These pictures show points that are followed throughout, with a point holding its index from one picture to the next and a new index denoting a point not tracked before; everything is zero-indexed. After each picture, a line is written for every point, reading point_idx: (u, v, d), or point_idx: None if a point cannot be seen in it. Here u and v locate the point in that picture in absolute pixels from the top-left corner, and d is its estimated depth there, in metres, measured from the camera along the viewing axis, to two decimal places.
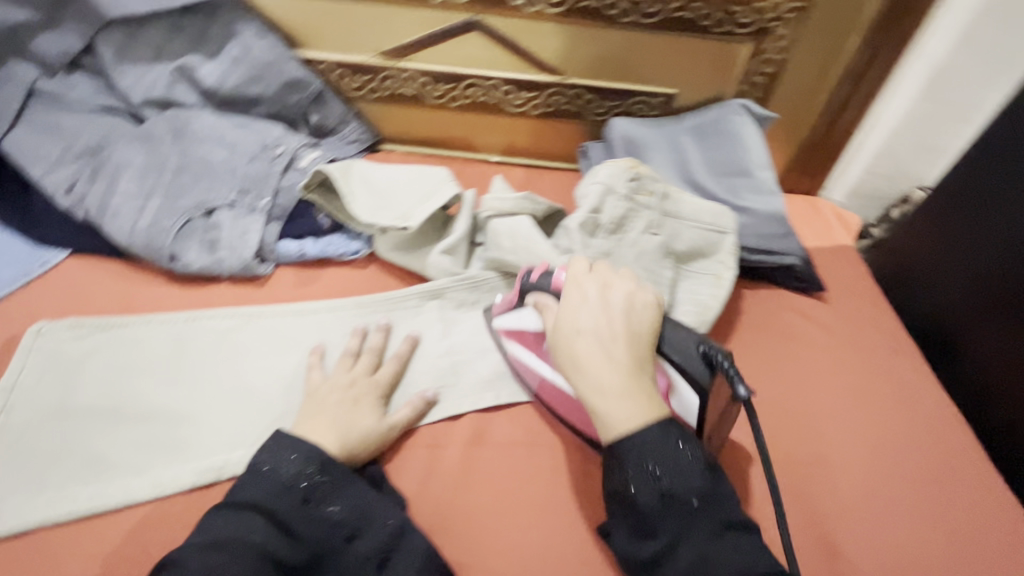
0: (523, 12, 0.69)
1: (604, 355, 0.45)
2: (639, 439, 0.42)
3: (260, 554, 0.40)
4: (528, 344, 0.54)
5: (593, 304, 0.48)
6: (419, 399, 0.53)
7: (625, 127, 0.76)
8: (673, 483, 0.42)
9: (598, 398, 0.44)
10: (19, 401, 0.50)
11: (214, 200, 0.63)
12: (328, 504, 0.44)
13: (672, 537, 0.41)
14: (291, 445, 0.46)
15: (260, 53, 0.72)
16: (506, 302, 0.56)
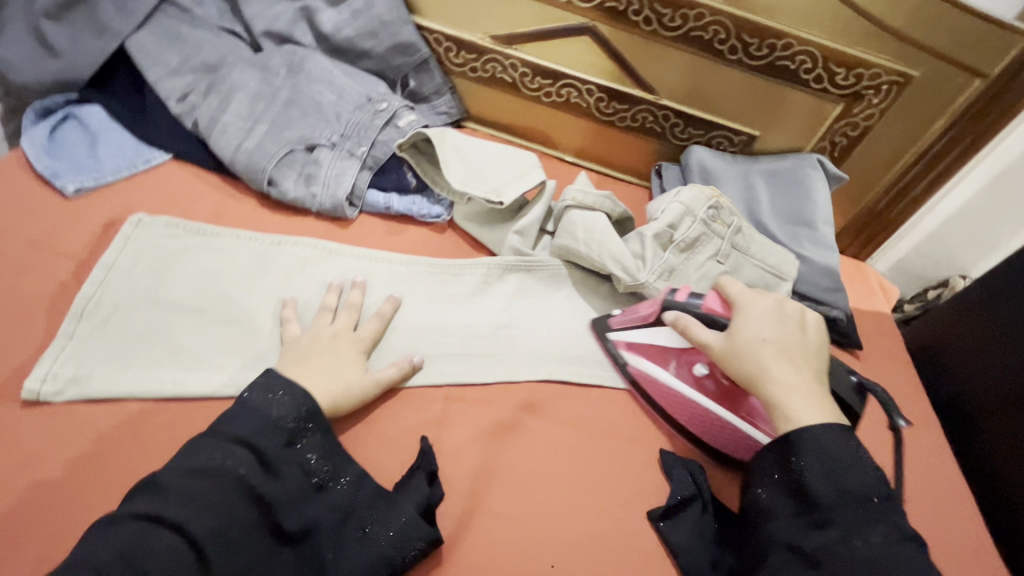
0: (637, 30, 0.73)
1: (791, 362, 0.48)
2: (817, 432, 0.45)
3: (239, 484, 0.40)
4: (657, 360, 0.58)
5: (770, 314, 0.51)
6: (404, 361, 0.53)
7: (703, 157, 0.79)
8: (863, 483, 0.43)
9: (787, 396, 0.47)
10: (114, 280, 0.52)
11: (317, 137, 0.66)
12: (306, 449, 0.45)
13: (840, 533, 0.41)
14: (282, 384, 0.46)
15: (381, 11, 0.76)
16: (628, 316, 0.60)
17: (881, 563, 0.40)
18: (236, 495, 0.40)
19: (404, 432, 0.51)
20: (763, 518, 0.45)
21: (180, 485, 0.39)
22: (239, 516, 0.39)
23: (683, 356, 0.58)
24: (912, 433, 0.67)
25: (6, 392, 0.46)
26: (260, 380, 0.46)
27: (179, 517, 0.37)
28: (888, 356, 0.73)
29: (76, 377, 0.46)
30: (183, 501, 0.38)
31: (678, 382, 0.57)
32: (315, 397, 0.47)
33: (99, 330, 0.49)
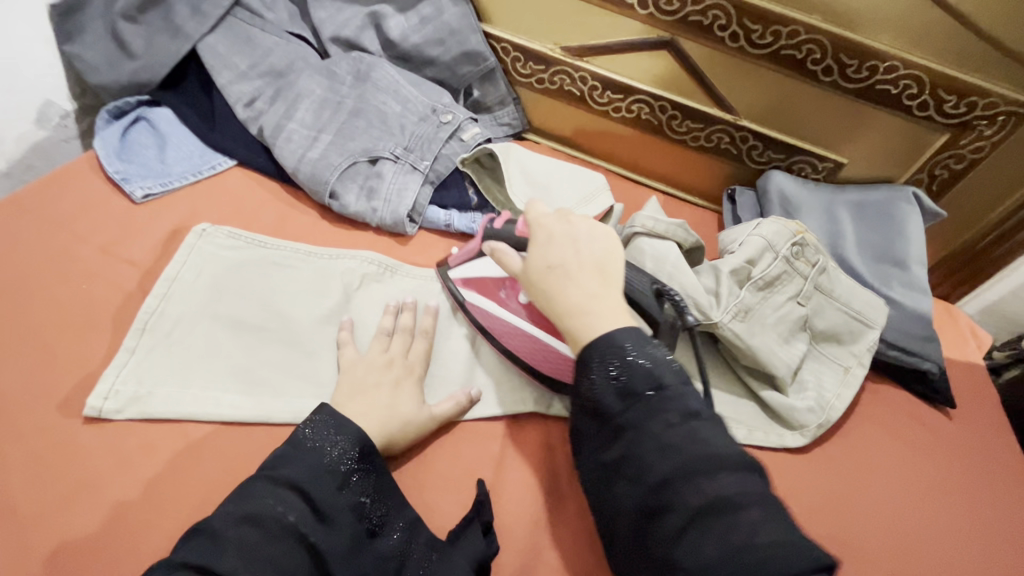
0: (721, 45, 0.68)
1: (572, 283, 0.45)
2: (598, 339, 0.43)
3: (290, 533, 0.38)
4: (487, 293, 0.55)
5: (566, 237, 0.48)
6: (463, 395, 0.51)
7: (783, 184, 0.73)
8: (631, 376, 0.42)
9: (574, 320, 0.44)
10: (176, 292, 0.52)
11: (380, 150, 0.64)
12: (361, 493, 0.42)
13: (635, 435, 0.41)
14: (338, 426, 0.43)
15: (450, 18, 0.74)
16: (464, 253, 0.58)
17: (665, 450, 0.40)
18: (289, 548, 0.38)
19: (460, 470, 0.49)
20: (586, 437, 0.45)
21: (234, 536, 0.37)
22: (291, 572, 0.37)
23: (510, 287, 0.55)
24: (1011, 506, 0.59)
25: (72, 404, 0.46)
26: (315, 417, 0.44)
27: (230, 572, 0.36)
28: (984, 415, 0.66)
29: (138, 394, 0.46)
30: (236, 556, 0.36)
31: (506, 313, 0.53)
32: (369, 431, 0.45)
33: (160, 346, 0.49)
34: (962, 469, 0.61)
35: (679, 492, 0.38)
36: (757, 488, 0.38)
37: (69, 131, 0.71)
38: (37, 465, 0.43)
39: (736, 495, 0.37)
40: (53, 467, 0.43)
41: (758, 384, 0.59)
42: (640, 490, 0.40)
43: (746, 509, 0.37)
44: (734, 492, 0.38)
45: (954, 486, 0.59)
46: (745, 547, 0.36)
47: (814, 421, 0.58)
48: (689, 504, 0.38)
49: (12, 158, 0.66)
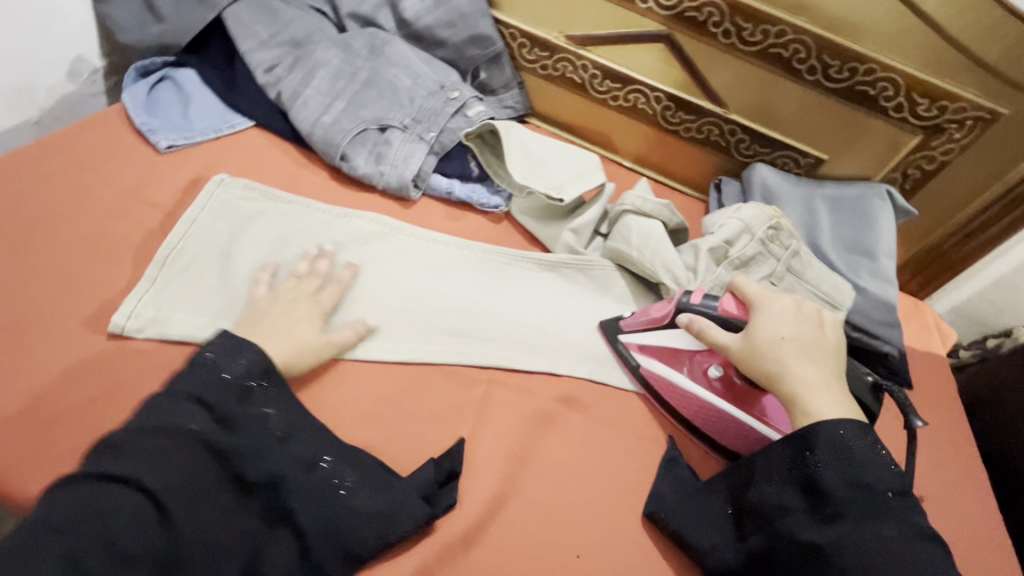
0: (715, 41, 0.72)
1: (810, 363, 0.49)
2: (840, 429, 0.45)
3: (195, 441, 0.42)
4: (673, 363, 0.58)
5: (789, 313, 0.52)
6: (359, 323, 0.55)
7: (766, 175, 0.77)
8: (877, 479, 0.44)
9: (808, 392, 0.48)
10: (194, 233, 0.56)
11: (390, 119, 0.68)
12: (264, 405, 0.46)
13: (849, 526, 0.43)
14: (239, 347, 0.47)
15: (462, 2, 0.78)
16: (638, 318, 0.59)
17: (888, 554, 0.41)
18: (196, 453, 0.42)
19: (447, 408, 0.53)
20: (779, 513, 0.46)
21: (136, 444, 0.40)
22: (197, 472, 0.41)
23: (698, 358, 0.58)
24: (956, 484, 0.64)
25: (96, 323, 0.50)
26: (218, 344, 0.47)
27: (136, 475, 0.39)
28: (937, 399, 0.71)
29: (156, 318, 0.50)
30: (140, 461, 0.40)
31: (684, 381, 0.56)
32: (270, 355, 0.48)
33: (178, 278, 0.53)
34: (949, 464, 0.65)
35: None
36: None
37: (97, 86, 0.75)
38: (61, 374, 0.47)
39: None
40: (74, 377, 0.47)
41: None
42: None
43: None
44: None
45: (902, 456, 0.64)
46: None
47: None
48: None
49: (42, 107, 0.70)
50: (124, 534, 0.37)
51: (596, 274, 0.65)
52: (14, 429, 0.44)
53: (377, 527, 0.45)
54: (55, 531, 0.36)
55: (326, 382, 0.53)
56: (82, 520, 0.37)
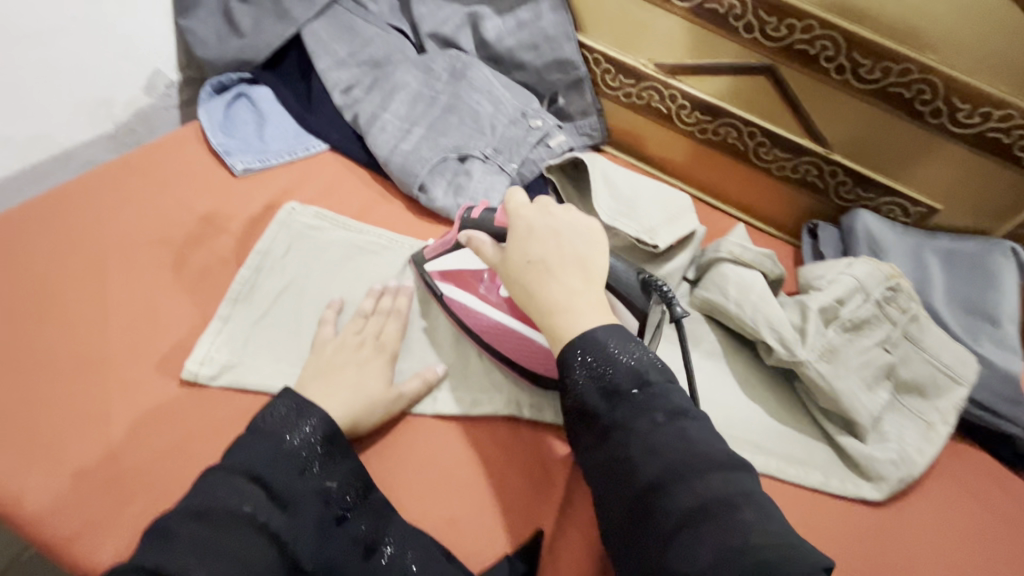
0: (825, 77, 0.66)
1: (562, 282, 0.44)
2: (583, 337, 0.42)
3: (249, 526, 0.37)
4: (466, 285, 0.54)
5: (542, 231, 0.47)
6: (429, 372, 0.50)
7: (871, 224, 0.70)
8: (614, 372, 0.41)
9: (556, 316, 0.44)
10: (271, 266, 0.53)
11: (470, 148, 0.64)
12: (328, 478, 0.42)
13: (619, 434, 0.40)
14: (304, 412, 0.43)
15: (547, 25, 0.74)
16: (438, 244, 0.54)
17: (655, 449, 0.39)
18: (251, 539, 0.36)
19: (529, 478, 0.48)
20: (580, 441, 0.43)
21: (187, 533, 0.35)
22: (255, 563, 0.36)
23: (489, 278, 0.54)
24: None
25: (169, 365, 0.47)
26: (270, 412, 0.42)
27: (181, 573, 0.34)
28: None
29: (230, 362, 0.47)
30: (186, 554, 0.34)
31: (488, 308, 0.52)
32: (335, 416, 0.44)
33: (255, 318, 0.50)
34: None
35: (668, 496, 0.37)
36: (748, 491, 0.37)
37: (173, 100, 0.73)
38: (132, 422, 0.44)
39: (731, 495, 0.36)
40: (146, 425, 0.44)
41: (836, 429, 0.56)
42: (648, 504, 0.38)
43: (740, 509, 0.35)
44: (727, 492, 0.36)
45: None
46: (728, 541, 0.34)
47: (896, 474, 0.54)
48: (679, 508, 0.36)
49: (117, 121, 0.68)
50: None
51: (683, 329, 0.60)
52: (83, 483, 0.41)
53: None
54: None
55: (397, 440, 0.48)
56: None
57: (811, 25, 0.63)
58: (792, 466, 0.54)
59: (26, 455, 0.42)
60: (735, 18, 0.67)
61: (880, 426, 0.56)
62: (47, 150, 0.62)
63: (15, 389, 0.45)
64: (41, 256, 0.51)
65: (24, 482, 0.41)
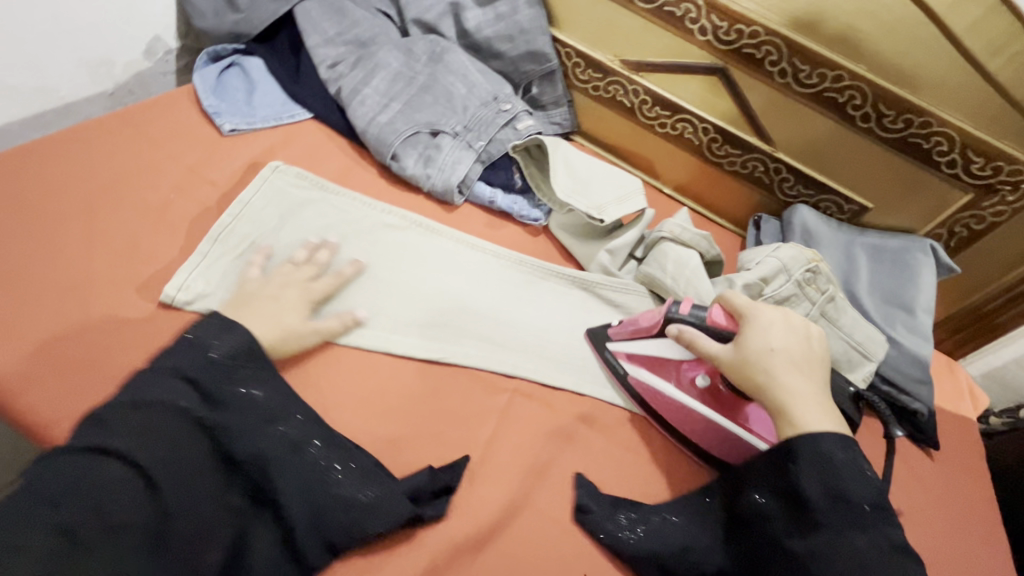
0: (770, 79, 0.72)
1: (798, 373, 0.48)
2: (827, 440, 0.44)
3: (183, 416, 0.42)
4: (658, 370, 0.57)
5: (780, 323, 0.50)
6: (347, 315, 0.55)
7: (808, 218, 0.77)
8: (850, 485, 0.43)
9: (797, 403, 0.46)
10: (247, 215, 0.59)
11: (442, 124, 0.70)
12: (248, 386, 0.47)
13: (828, 540, 0.42)
14: (224, 330, 0.48)
15: (523, 18, 0.80)
16: (631, 328, 0.59)
17: (864, 566, 0.41)
18: (188, 427, 0.42)
19: (467, 410, 0.54)
20: (762, 512, 0.46)
21: (122, 419, 0.40)
22: (192, 445, 0.42)
23: (684, 367, 0.57)
24: (976, 550, 0.62)
25: (151, 291, 0.52)
26: (201, 330, 0.47)
27: (124, 449, 0.39)
28: (965, 461, 0.69)
29: (199, 293, 0.52)
30: (128, 436, 0.40)
31: (677, 392, 0.56)
32: (257, 340, 0.49)
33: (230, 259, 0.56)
34: (971, 525, 0.63)
35: None
36: None
37: (169, 66, 0.79)
38: (114, 337, 0.49)
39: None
40: (127, 339, 0.49)
41: None
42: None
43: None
44: None
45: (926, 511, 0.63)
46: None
47: None
48: None
49: (118, 81, 0.73)
50: (117, 505, 0.38)
51: (625, 302, 0.67)
52: (64, 383, 0.46)
53: (356, 516, 0.46)
54: (47, 504, 0.36)
55: (341, 372, 0.54)
56: (75, 494, 0.37)
57: (756, 31, 0.70)
58: None
59: (14, 356, 0.47)
60: (691, 21, 0.73)
61: None
62: (51, 102, 0.67)
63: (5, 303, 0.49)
64: (38, 191, 0.56)
65: (12, 378, 0.46)
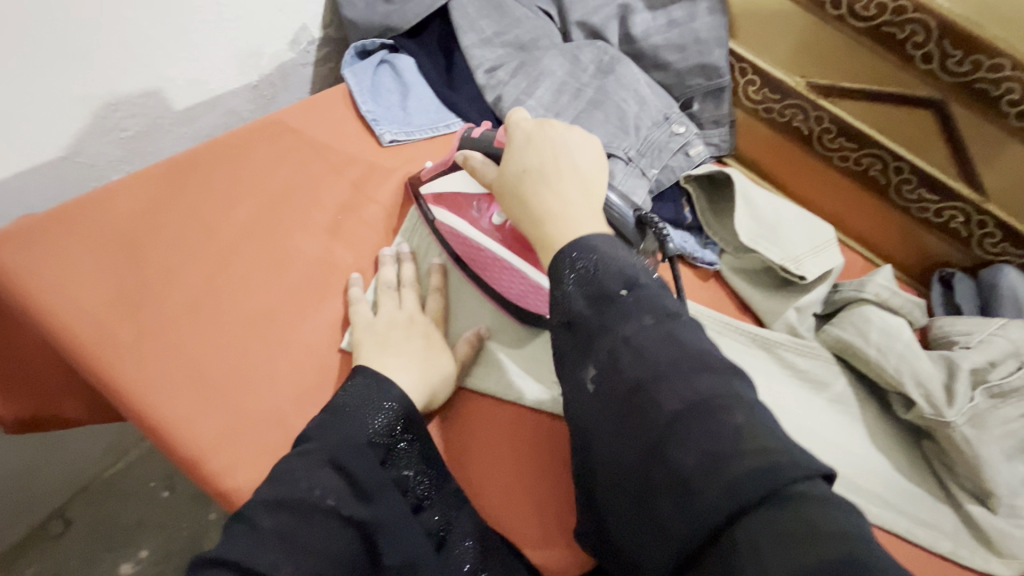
0: (1001, 122, 0.61)
1: (557, 191, 0.43)
2: (570, 244, 0.40)
3: (329, 516, 0.37)
4: (455, 208, 0.53)
5: (543, 138, 0.46)
6: (474, 335, 0.52)
7: (1018, 284, 0.65)
8: (599, 272, 0.39)
9: (549, 217, 0.42)
10: (424, 244, 0.56)
11: (614, 147, 0.63)
12: (403, 466, 0.43)
13: (604, 339, 0.37)
14: (380, 392, 0.43)
15: (699, 27, 0.73)
16: (436, 166, 0.55)
17: (638, 352, 0.35)
18: (341, 527, 0.37)
19: None
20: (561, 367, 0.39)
21: (266, 525, 0.35)
22: (340, 549, 0.36)
23: (481, 205, 0.53)
24: None
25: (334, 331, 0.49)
26: (391, 404, 0.43)
27: (268, 565, 0.34)
28: None
29: (380, 337, 0.47)
30: (273, 545, 0.35)
31: (476, 232, 0.52)
32: (411, 395, 0.44)
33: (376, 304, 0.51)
34: None
35: (655, 402, 0.34)
36: (743, 393, 0.33)
37: (310, 57, 0.73)
38: (299, 390, 0.46)
39: (720, 395, 0.33)
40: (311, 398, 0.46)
41: (966, 496, 0.53)
42: (612, 389, 0.36)
43: (730, 412, 0.32)
44: (715, 394, 0.33)
45: None
46: (733, 456, 0.30)
47: None
48: (666, 411, 0.33)
49: (261, 73, 0.68)
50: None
51: (810, 370, 0.58)
52: (257, 446, 0.43)
53: None
54: None
55: (519, 436, 0.49)
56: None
57: (1002, 63, 0.58)
58: (920, 528, 0.52)
59: (206, 406, 0.43)
60: (915, 45, 0.62)
61: (1017, 501, 0.51)
62: (199, 94, 0.63)
63: (190, 338, 0.46)
64: (205, 208, 0.52)
65: (202, 429, 0.42)
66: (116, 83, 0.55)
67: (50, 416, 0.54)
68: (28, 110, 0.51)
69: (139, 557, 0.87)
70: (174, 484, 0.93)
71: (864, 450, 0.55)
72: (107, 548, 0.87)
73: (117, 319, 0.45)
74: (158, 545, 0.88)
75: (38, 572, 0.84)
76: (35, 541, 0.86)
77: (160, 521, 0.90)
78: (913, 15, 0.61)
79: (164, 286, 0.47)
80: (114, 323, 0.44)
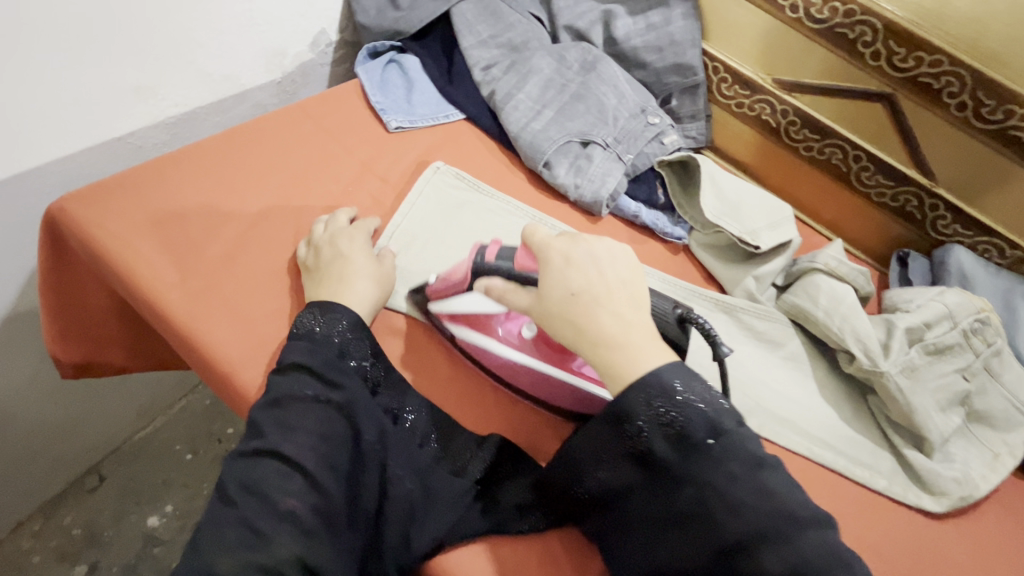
0: (944, 113, 0.68)
1: (607, 319, 0.44)
2: (645, 382, 0.42)
3: (315, 403, 0.44)
4: (480, 327, 0.55)
5: (576, 261, 0.46)
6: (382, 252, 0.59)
7: (964, 260, 0.71)
8: (685, 420, 0.41)
9: (614, 349, 0.43)
10: (416, 213, 0.64)
11: (593, 135, 0.70)
12: (354, 359, 0.49)
13: (696, 488, 0.41)
14: (320, 305, 0.50)
15: (675, 30, 0.81)
16: (445, 286, 0.55)
17: (733, 506, 0.40)
18: (330, 415, 0.44)
19: None
20: (637, 490, 0.43)
21: (272, 419, 0.43)
22: (330, 429, 0.43)
23: (505, 320, 0.55)
24: None
25: None
26: (335, 313, 0.50)
27: (276, 446, 0.42)
28: None
29: (321, 272, 0.54)
30: (275, 432, 0.42)
31: (511, 353, 0.53)
32: (354, 309, 0.52)
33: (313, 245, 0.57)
34: None
35: (755, 557, 0.39)
36: (840, 549, 0.39)
37: (327, 57, 0.82)
38: None
39: (823, 557, 0.38)
40: None
41: (902, 442, 0.59)
42: (703, 534, 0.40)
43: (831, 574, 0.38)
44: (818, 556, 0.38)
45: None
46: None
47: (957, 492, 0.57)
48: (768, 572, 0.38)
49: (285, 71, 0.77)
50: (280, 495, 0.40)
51: (766, 332, 0.64)
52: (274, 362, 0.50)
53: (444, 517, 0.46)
54: (228, 502, 0.41)
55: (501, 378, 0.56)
56: (246, 492, 0.41)
57: (939, 60, 0.65)
58: (859, 467, 0.58)
59: (236, 331, 0.51)
60: (864, 44, 0.69)
61: (947, 447, 0.59)
62: (231, 89, 0.72)
63: (224, 278, 0.54)
64: (234, 172, 0.61)
65: (211, 340, 0.50)
66: (164, 75, 0.65)
67: (98, 363, 0.62)
68: (91, 94, 0.60)
69: (164, 511, 0.95)
70: (197, 449, 1.01)
71: (812, 401, 0.61)
72: (136, 503, 0.95)
73: (166, 262, 0.53)
74: (181, 502, 0.96)
75: (75, 521, 0.93)
76: (72, 493, 0.94)
77: (184, 482, 0.98)
78: (861, 17, 0.68)
79: (204, 237, 0.56)
80: (144, 250, 0.53)
